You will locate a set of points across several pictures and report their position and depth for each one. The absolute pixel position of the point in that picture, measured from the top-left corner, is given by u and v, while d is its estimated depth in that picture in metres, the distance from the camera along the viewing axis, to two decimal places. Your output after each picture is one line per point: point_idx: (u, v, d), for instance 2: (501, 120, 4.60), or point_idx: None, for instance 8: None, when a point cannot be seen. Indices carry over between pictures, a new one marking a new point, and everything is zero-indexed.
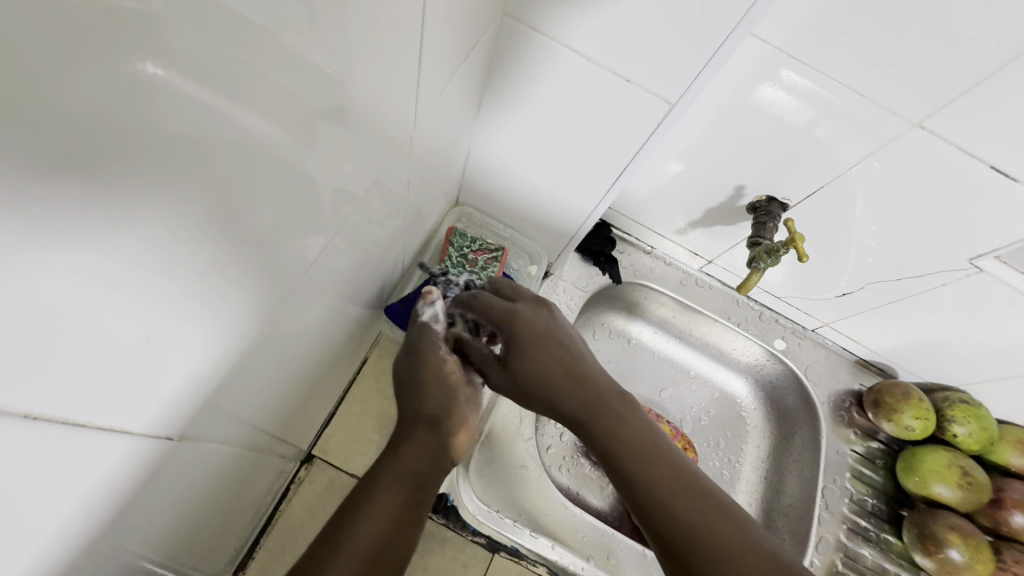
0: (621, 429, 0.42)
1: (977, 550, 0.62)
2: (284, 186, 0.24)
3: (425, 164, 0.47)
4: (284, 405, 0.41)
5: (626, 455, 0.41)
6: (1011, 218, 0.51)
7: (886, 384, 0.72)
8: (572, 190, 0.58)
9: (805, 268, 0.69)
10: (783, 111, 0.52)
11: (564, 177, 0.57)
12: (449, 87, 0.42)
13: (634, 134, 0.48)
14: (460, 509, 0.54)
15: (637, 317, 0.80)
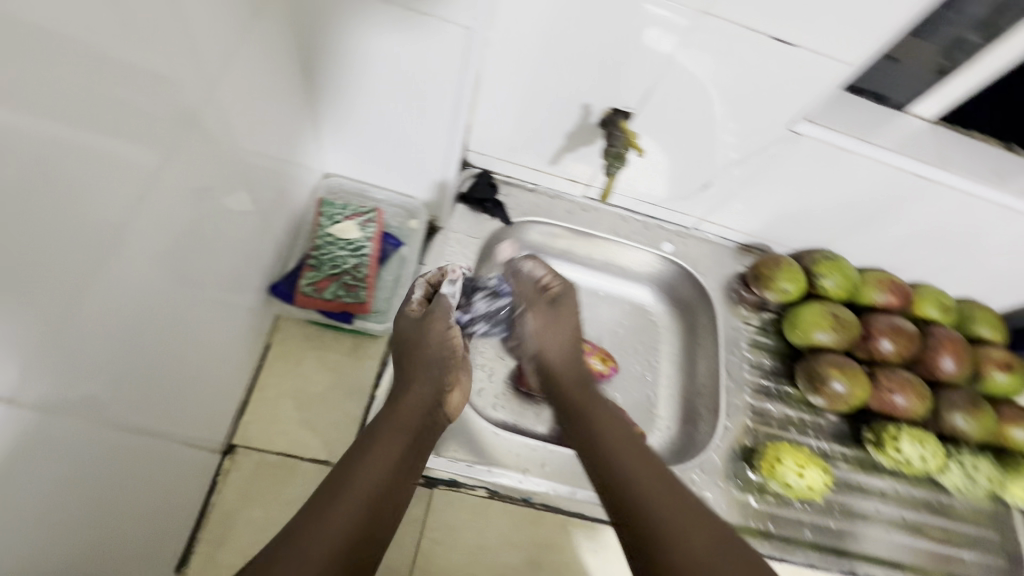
0: (627, 445, 0.53)
1: (853, 377, 0.71)
2: (49, 160, 0.26)
3: (256, 136, 0.48)
4: (158, 394, 0.42)
5: (627, 464, 0.50)
6: (807, 83, 0.58)
7: (763, 259, 0.80)
8: (423, 134, 0.61)
9: (668, 171, 0.74)
10: (654, 47, 0.58)
11: (414, 123, 0.59)
12: (249, 52, 0.43)
13: (451, 65, 0.52)
14: None
15: (540, 254, 0.84)
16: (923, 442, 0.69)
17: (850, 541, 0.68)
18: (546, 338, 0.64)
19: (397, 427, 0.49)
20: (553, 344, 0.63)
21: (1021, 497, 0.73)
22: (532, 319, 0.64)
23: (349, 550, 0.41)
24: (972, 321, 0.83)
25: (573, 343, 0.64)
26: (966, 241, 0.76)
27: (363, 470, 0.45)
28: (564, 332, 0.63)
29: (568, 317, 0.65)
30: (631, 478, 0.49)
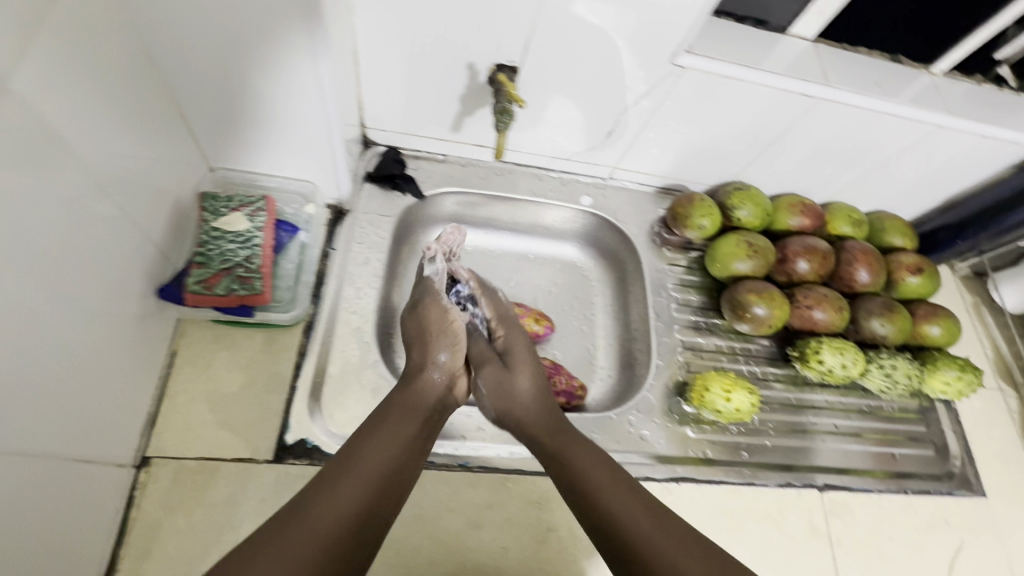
0: (598, 464, 0.52)
1: (772, 299, 0.73)
2: None
3: (116, 135, 0.46)
4: (46, 417, 0.39)
5: (598, 481, 0.50)
6: (672, 10, 0.58)
7: (678, 200, 0.81)
8: (290, 110, 0.58)
9: (568, 123, 0.73)
10: (578, 11, 0.58)
11: (278, 98, 0.56)
12: (80, 42, 0.40)
13: (304, 33, 0.49)
14: (320, 445, 0.56)
15: (463, 225, 0.84)
16: (842, 351, 0.72)
17: (786, 456, 0.71)
18: (503, 386, 0.61)
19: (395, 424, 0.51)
20: (520, 391, 0.60)
21: (940, 390, 0.76)
22: (488, 370, 0.62)
23: (341, 538, 0.41)
24: (883, 231, 0.86)
25: (534, 394, 0.60)
26: (865, 154, 0.79)
27: (356, 464, 0.46)
28: (520, 381, 0.61)
29: (523, 356, 0.64)
30: (603, 496, 0.49)
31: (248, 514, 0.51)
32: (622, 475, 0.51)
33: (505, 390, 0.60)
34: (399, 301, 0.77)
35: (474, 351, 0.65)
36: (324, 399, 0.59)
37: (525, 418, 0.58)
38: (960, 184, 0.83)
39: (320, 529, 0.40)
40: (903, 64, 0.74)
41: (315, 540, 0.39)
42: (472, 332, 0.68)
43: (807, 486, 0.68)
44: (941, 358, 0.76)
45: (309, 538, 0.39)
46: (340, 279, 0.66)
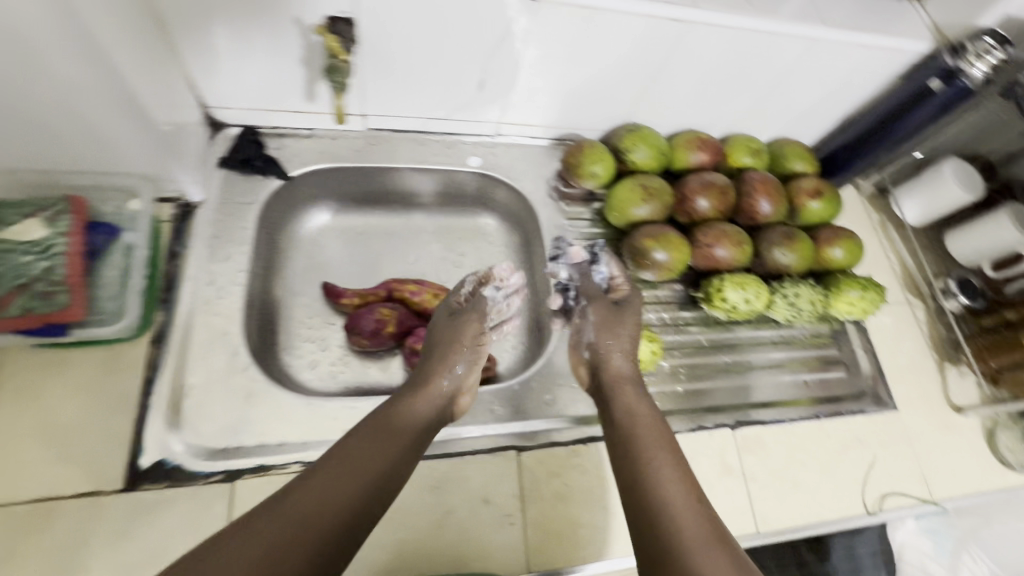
0: (674, 469, 0.49)
1: (670, 242, 0.70)
2: None
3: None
4: None
5: (666, 479, 0.48)
6: None
7: (569, 149, 0.77)
8: (82, 103, 0.47)
9: (434, 77, 0.67)
10: None
11: (65, 87, 0.45)
12: None
13: None
14: (183, 464, 0.51)
15: (347, 204, 0.77)
16: (744, 286, 0.71)
17: (697, 399, 0.70)
18: (603, 335, 0.63)
19: (413, 405, 0.53)
20: (614, 355, 0.61)
21: (845, 311, 0.76)
22: (598, 314, 0.65)
23: (323, 516, 0.41)
24: (785, 158, 0.84)
25: (627, 362, 0.61)
26: (753, 79, 0.75)
27: (365, 436, 0.48)
28: (625, 344, 0.62)
29: (631, 323, 0.65)
30: (666, 500, 0.46)
31: (100, 551, 0.47)
32: (693, 482, 0.48)
33: (602, 343, 0.62)
34: (282, 294, 0.71)
35: (586, 290, 0.70)
36: (183, 414, 0.54)
37: (618, 374, 0.60)
38: (856, 99, 0.81)
39: (305, 498, 0.41)
40: None
41: (301, 510, 0.41)
42: (585, 270, 0.72)
43: (719, 427, 0.67)
44: (844, 280, 0.76)
45: (294, 510, 0.41)
46: (194, 281, 0.60)
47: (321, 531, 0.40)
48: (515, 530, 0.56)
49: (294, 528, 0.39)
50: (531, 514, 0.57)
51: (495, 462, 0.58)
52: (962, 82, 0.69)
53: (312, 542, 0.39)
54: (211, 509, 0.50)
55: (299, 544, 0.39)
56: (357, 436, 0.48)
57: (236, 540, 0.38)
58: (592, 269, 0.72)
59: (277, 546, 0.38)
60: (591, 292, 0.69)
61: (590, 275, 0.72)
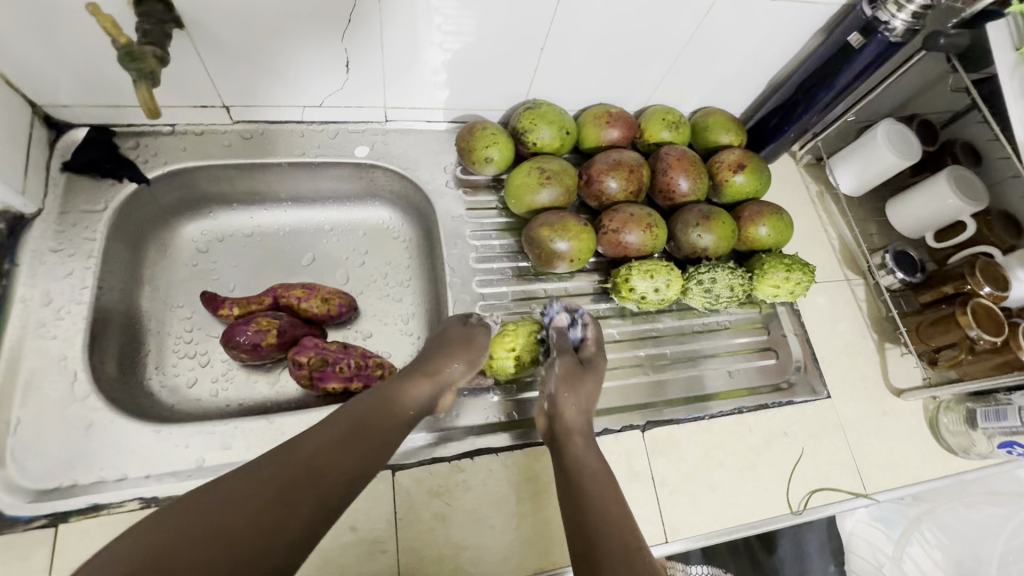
0: (618, 527, 0.45)
1: (571, 230, 0.64)
2: None
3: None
4: None
5: (603, 535, 0.44)
6: None
7: (462, 134, 0.70)
8: None
9: (293, 61, 0.60)
10: None
11: None
12: None
13: None
14: (1, 509, 0.46)
15: (227, 204, 0.71)
16: (653, 274, 0.64)
17: (607, 399, 0.64)
18: (563, 390, 0.55)
19: (412, 387, 0.51)
20: (567, 409, 0.54)
21: (771, 294, 0.70)
22: (564, 364, 0.57)
23: (296, 492, 0.41)
24: (708, 130, 0.77)
25: (581, 419, 0.55)
26: (659, 42, 0.68)
27: (358, 411, 0.47)
28: (581, 399, 0.55)
29: (593, 383, 0.58)
30: (600, 548, 0.43)
31: None
32: (636, 544, 0.44)
33: (562, 389, 0.55)
34: (153, 306, 0.65)
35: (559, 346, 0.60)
36: (5, 451, 0.49)
37: (569, 429, 0.53)
38: (779, 60, 0.74)
39: (286, 468, 0.42)
40: None
41: (281, 478, 0.41)
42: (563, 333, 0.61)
43: (627, 429, 0.62)
44: (768, 260, 0.70)
45: (269, 479, 0.41)
46: (25, 301, 0.54)
47: (295, 507, 0.40)
48: (387, 558, 0.51)
49: (271, 494, 0.40)
50: (405, 540, 0.52)
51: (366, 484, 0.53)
52: (883, 35, 0.63)
53: (294, 519, 0.40)
54: (30, 558, 0.45)
55: (268, 517, 0.39)
56: (349, 410, 0.48)
57: (216, 498, 0.39)
58: (568, 331, 0.62)
59: (248, 515, 0.39)
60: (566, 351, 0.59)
61: (566, 335, 0.62)
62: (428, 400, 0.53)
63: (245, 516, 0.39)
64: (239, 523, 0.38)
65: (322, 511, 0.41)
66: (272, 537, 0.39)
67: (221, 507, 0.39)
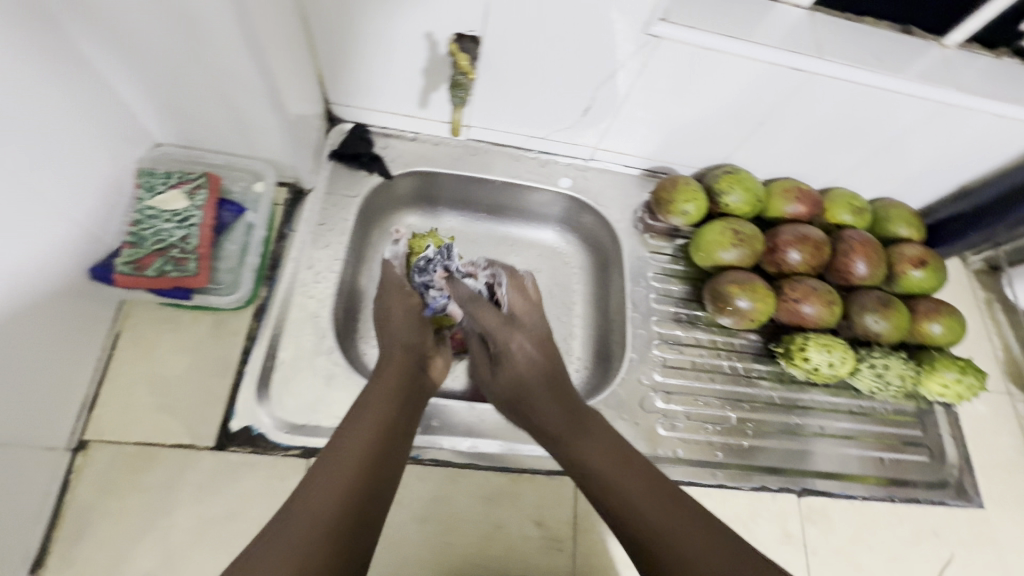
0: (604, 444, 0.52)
1: (756, 291, 0.68)
2: None
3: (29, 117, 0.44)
4: None
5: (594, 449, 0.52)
6: None
7: (662, 183, 0.76)
8: (238, 82, 0.51)
9: (544, 99, 0.68)
10: None
11: (219, 63, 0.49)
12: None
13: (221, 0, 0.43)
14: (266, 433, 0.54)
15: (438, 207, 0.80)
16: (830, 349, 0.67)
17: (762, 457, 0.68)
18: (507, 349, 0.60)
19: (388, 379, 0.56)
20: (513, 363, 0.59)
21: (936, 392, 0.71)
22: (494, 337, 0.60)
23: (328, 486, 0.44)
24: (887, 221, 0.80)
25: (534, 365, 0.59)
26: (867, 134, 0.72)
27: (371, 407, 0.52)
28: (521, 370, 0.58)
29: (516, 336, 0.60)
30: (598, 465, 0.50)
31: (184, 501, 0.50)
32: (618, 442, 0.52)
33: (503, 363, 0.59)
34: (368, 284, 0.74)
35: (480, 323, 0.61)
36: (271, 386, 0.57)
37: (521, 379, 0.58)
38: (976, 168, 0.76)
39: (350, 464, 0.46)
40: (914, 35, 0.67)
41: (320, 482, 0.44)
42: (477, 299, 0.62)
43: (783, 490, 0.65)
44: (940, 359, 0.71)
45: (317, 503, 0.43)
46: (297, 262, 0.64)
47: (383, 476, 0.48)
48: (564, 557, 0.56)
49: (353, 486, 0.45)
50: (581, 545, 0.56)
51: (552, 485, 0.58)
52: None
53: (334, 510, 0.43)
54: (286, 481, 0.53)
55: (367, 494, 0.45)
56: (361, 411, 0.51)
57: (289, 520, 0.41)
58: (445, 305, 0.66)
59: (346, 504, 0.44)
60: (485, 323, 0.61)
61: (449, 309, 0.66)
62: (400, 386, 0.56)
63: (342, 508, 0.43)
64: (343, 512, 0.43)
65: (371, 480, 0.47)
66: (342, 503, 0.44)
67: (318, 515, 0.42)
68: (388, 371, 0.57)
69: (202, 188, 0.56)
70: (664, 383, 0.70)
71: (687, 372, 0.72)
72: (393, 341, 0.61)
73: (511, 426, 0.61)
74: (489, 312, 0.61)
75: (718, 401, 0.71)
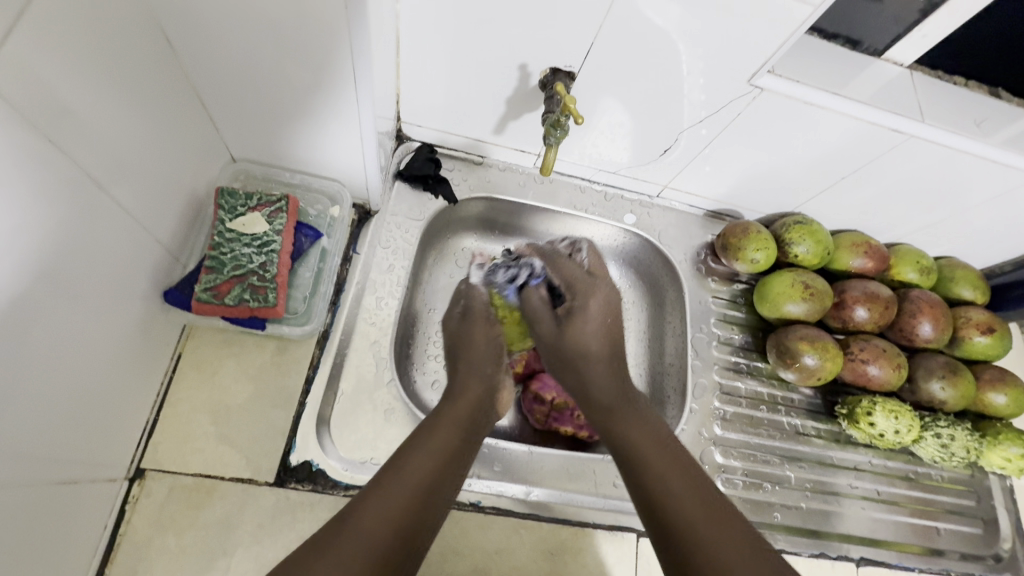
0: (646, 442, 0.49)
1: (825, 349, 0.67)
2: None
3: (114, 132, 0.42)
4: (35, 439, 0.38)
5: (658, 477, 0.46)
6: (748, 28, 0.51)
7: (730, 228, 0.74)
8: (335, 99, 0.49)
9: (624, 135, 0.66)
10: (665, 20, 0.51)
11: (319, 80, 0.48)
12: (86, 36, 0.36)
13: (334, 23, 0.41)
14: (327, 470, 0.52)
15: (496, 231, 0.77)
16: (897, 415, 0.66)
17: (817, 520, 0.67)
18: (591, 295, 0.59)
19: (472, 395, 0.54)
20: (591, 302, 0.58)
21: (997, 464, 0.69)
22: (575, 289, 0.59)
23: (395, 491, 0.42)
24: (951, 282, 0.78)
25: (606, 314, 0.58)
26: (944, 200, 0.70)
27: (437, 433, 0.48)
28: (595, 322, 0.57)
29: (602, 291, 0.60)
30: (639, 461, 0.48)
31: (242, 540, 0.48)
32: (683, 463, 0.47)
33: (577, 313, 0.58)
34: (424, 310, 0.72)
35: (563, 274, 0.60)
36: (332, 420, 0.55)
37: (589, 337, 0.57)
38: None
39: (406, 487, 0.42)
40: (1003, 99, 0.65)
41: (392, 486, 0.42)
42: (560, 255, 0.62)
43: (842, 558, 0.65)
44: (1004, 432, 0.69)
45: (384, 512, 0.40)
46: (361, 286, 0.61)
47: (439, 507, 0.43)
48: None
49: (405, 512, 0.41)
50: None
51: (616, 541, 0.57)
52: None
53: (396, 523, 0.40)
54: None
55: (419, 523, 0.41)
56: (425, 436, 0.48)
57: (355, 521, 0.39)
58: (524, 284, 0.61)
59: (396, 528, 0.40)
60: (568, 274, 0.60)
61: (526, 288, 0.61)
62: (479, 403, 0.54)
63: (390, 532, 0.39)
64: (393, 537, 0.39)
65: (437, 503, 0.43)
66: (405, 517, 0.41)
67: (367, 534, 0.39)
68: (472, 384, 0.55)
69: (281, 211, 0.56)
70: (724, 437, 0.69)
71: (747, 428, 0.70)
72: (471, 352, 0.58)
73: (572, 475, 0.59)
74: (572, 267, 0.61)
75: (777, 459, 0.69)
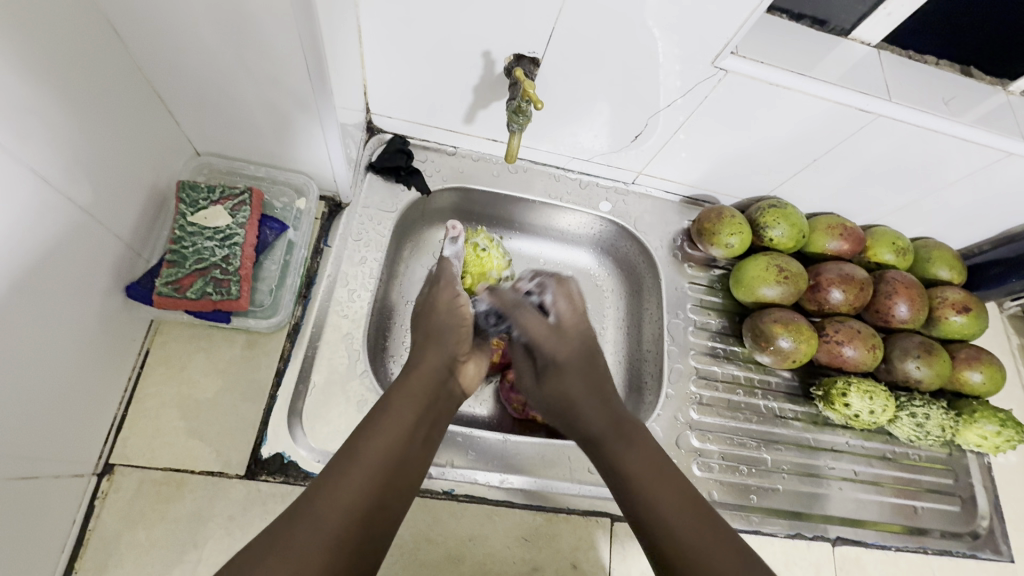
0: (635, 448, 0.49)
1: (799, 332, 0.67)
2: None
3: (68, 125, 0.41)
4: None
5: (640, 476, 0.47)
6: (712, 10, 0.51)
7: (706, 213, 0.73)
8: (292, 90, 0.49)
9: (595, 122, 0.66)
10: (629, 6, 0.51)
11: (277, 72, 0.47)
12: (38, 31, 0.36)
13: (282, 12, 0.41)
14: (299, 462, 0.52)
15: (472, 221, 0.77)
16: (872, 396, 0.66)
17: (795, 501, 0.67)
18: (550, 342, 0.59)
19: (424, 374, 0.52)
20: (559, 350, 0.59)
21: (974, 442, 0.70)
22: (544, 344, 0.59)
23: (344, 489, 0.41)
24: (928, 263, 0.78)
25: (575, 358, 0.58)
26: (917, 181, 0.70)
27: (391, 413, 0.47)
28: (570, 369, 0.57)
29: (564, 345, 0.59)
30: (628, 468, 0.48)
31: (213, 532, 0.49)
32: (660, 461, 0.48)
33: (554, 365, 0.58)
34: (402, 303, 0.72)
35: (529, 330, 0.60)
36: (303, 413, 0.55)
37: (561, 364, 0.58)
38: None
39: (361, 474, 0.42)
40: (975, 77, 0.65)
41: (339, 482, 0.41)
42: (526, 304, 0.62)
43: (819, 538, 0.65)
44: (980, 410, 0.69)
45: (334, 511, 0.39)
46: (332, 280, 0.61)
47: (398, 489, 0.44)
48: None
49: (363, 497, 0.41)
50: None
51: (590, 526, 0.57)
52: None
53: (346, 519, 0.39)
54: None
55: (377, 506, 0.42)
56: (381, 417, 0.47)
57: (303, 524, 0.39)
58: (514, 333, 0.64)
59: (353, 515, 0.40)
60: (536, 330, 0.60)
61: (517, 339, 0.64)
62: (434, 380, 0.53)
63: (348, 520, 0.40)
64: (350, 528, 0.39)
65: (389, 492, 0.43)
66: (357, 511, 0.40)
67: (322, 527, 0.39)
68: (431, 355, 0.55)
69: (244, 204, 0.56)
70: (701, 421, 0.69)
71: (724, 412, 0.70)
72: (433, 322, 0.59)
73: (547, 461, 0.59)
74: (537, 320, 0.60)
75: (754, 442, 0.69)
